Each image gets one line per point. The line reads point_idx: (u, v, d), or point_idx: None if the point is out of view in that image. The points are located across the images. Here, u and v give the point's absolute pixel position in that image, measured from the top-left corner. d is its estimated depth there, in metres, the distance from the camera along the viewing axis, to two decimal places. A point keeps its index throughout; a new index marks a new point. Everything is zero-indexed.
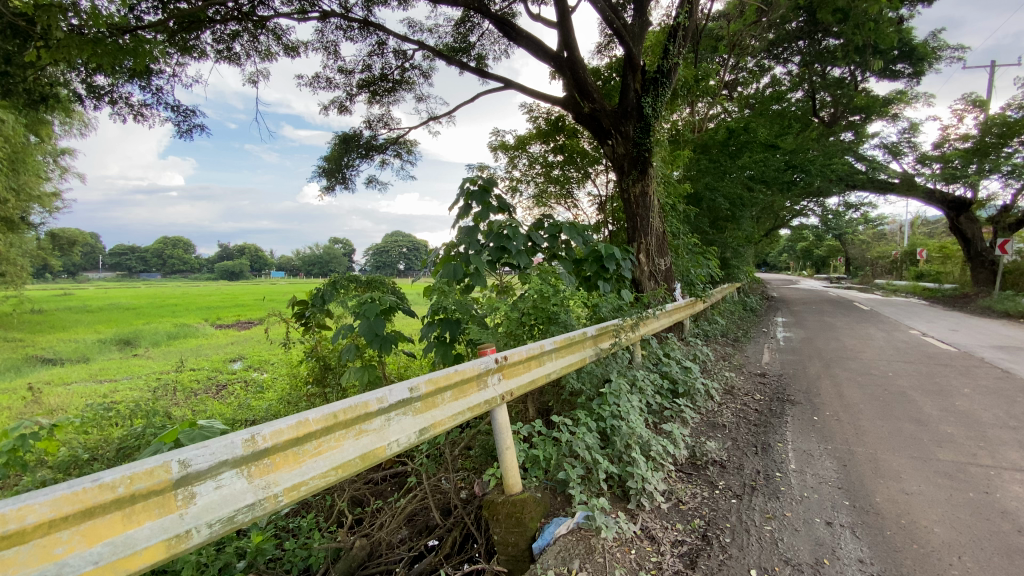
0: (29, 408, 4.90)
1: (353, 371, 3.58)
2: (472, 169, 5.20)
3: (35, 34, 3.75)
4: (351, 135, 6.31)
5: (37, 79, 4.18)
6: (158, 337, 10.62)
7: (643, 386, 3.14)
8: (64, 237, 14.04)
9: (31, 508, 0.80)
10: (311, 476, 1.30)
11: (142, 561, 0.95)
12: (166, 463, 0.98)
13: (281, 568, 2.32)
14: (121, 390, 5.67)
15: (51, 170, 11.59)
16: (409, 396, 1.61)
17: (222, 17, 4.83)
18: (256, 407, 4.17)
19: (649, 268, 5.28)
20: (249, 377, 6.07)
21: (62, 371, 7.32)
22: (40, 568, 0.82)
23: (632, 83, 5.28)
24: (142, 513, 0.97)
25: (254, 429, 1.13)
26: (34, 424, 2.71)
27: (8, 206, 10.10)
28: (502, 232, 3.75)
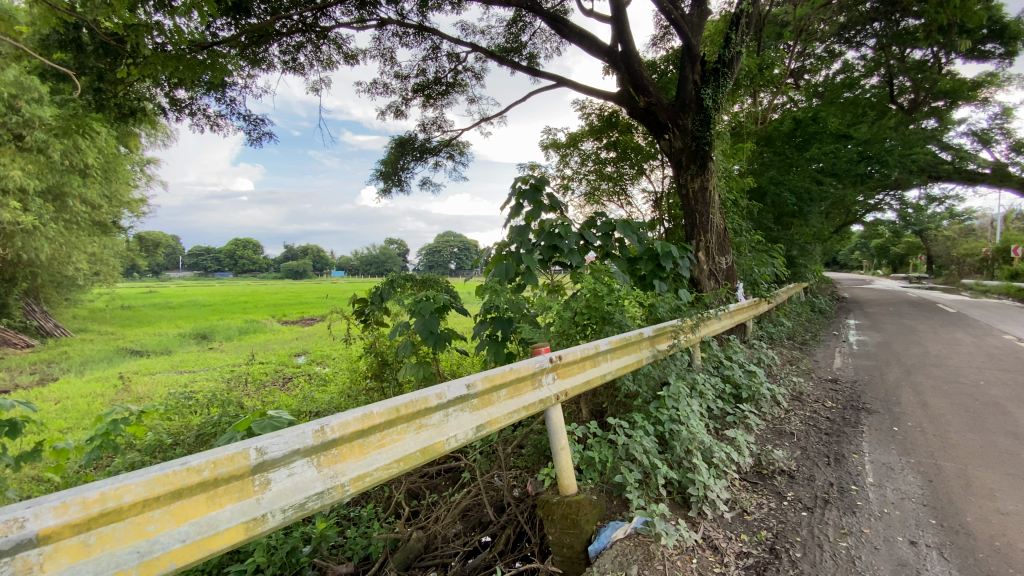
0: (121, 396, 5.39)
1: (409, 367, 3.67)
2: (523, 169, 5.20)
3: (125, 53, 4.09)
4: (406, 139, 6.47)
5: (127, 95, 4.56)
6: (231, 332, 11.39)
7: (704, 390, 3.02)
8: (150, 239, 15.38)
9: (127, 488, 0.87)
10: (375, 467, 1.34)
11: (223, 541, 1.01)
12: (245, 450, 1.03)
13: (343, 555, 2.41)
14: (198, 381, 6.11)
15: (139, 179, 12.72)
16: (466, 392, 1.63)
17: (288, 30, 5.08)
18: (320, 399, 4.37)
19: (709, 267, 5.08)
20: (311, 371, 6.36)
21: (148, 362, 7.98)
22: (133, 544, 0.89)
23: (690, 74, 5.13)
24: (223, 496, 1.02)
25: (323, 420, 1.17)
26: (124, 412, 2.95)
27: (103, 212, 11.16)
28: (553, 231, 3.69)
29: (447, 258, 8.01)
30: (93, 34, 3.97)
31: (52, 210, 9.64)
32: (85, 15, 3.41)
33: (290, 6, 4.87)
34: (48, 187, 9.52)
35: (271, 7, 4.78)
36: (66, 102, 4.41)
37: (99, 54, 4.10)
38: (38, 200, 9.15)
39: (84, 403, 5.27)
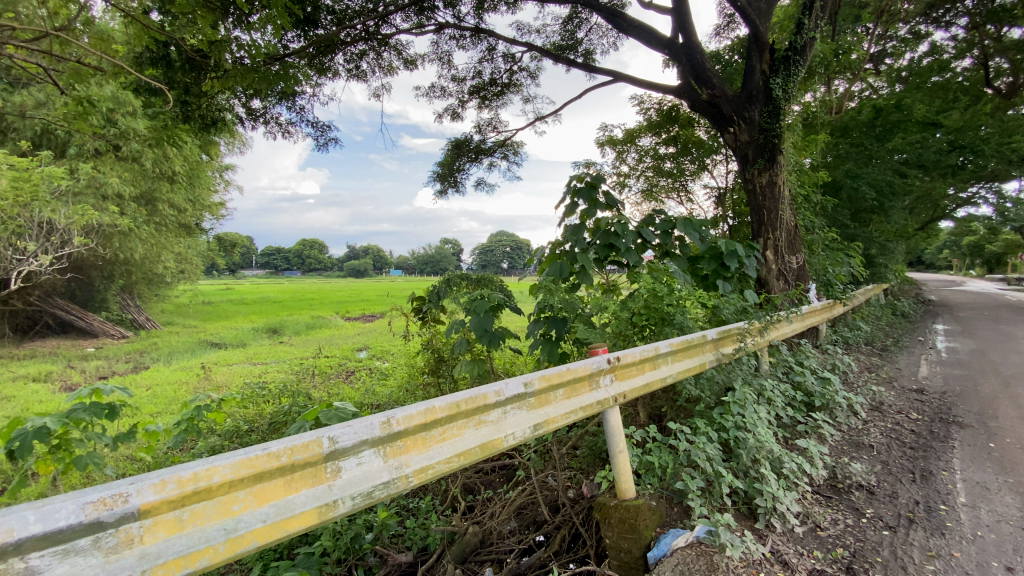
0: (203, 385, 5.84)
1: (464, 364, 3.73)
2: (579, 166, 5.15)
3: (208, 67, 4.42)
4: (462, 140, 6.56)
5: (209, 106, 4.92)
6: (299, 327, 12.07)
7: (772, 396, 2.86)
8: (228, 240, 16.59)
9: (216, 469, 0.94)
10: (437, 460, 1.37)
11: (299, 523, 1.06)
12: (319, 438, 1.08)
13: (403, 544, 2.48)
14: (270, 372, 6.52)
15: (219, 184, 13.76)
16: (524, 391, 1.63)
17: (353, 39, 5.29)
18: (380, 393, 4.54)
19: (778, 267, 4.81)
20: (372, 365, 6.62)
21: (226, 354, 8.61)
22: (221, 521, 0.96)
23: (757, 63, 4.87)
24: (299, 481, 1.08)
25: (389, 412, 1.21)
26: (205, 399, 3.19)
27: (188, 215, 12.16)
28: (610, 229, 3.61)
29: (501, 257, 8.06)
30: (181, 51, 4.31)
31: (145, 214, 10.60)
32: (175, 34, 3.71)
33: (354, 15, 5.08)
34: (141, 193, 10.50)
35: (337, 17, 5.00)
36: (157, 114, 4.81)
37: (184, 69, 4.45)
38: (133, 205, 10.08)
39: (172, 390, 5.77)
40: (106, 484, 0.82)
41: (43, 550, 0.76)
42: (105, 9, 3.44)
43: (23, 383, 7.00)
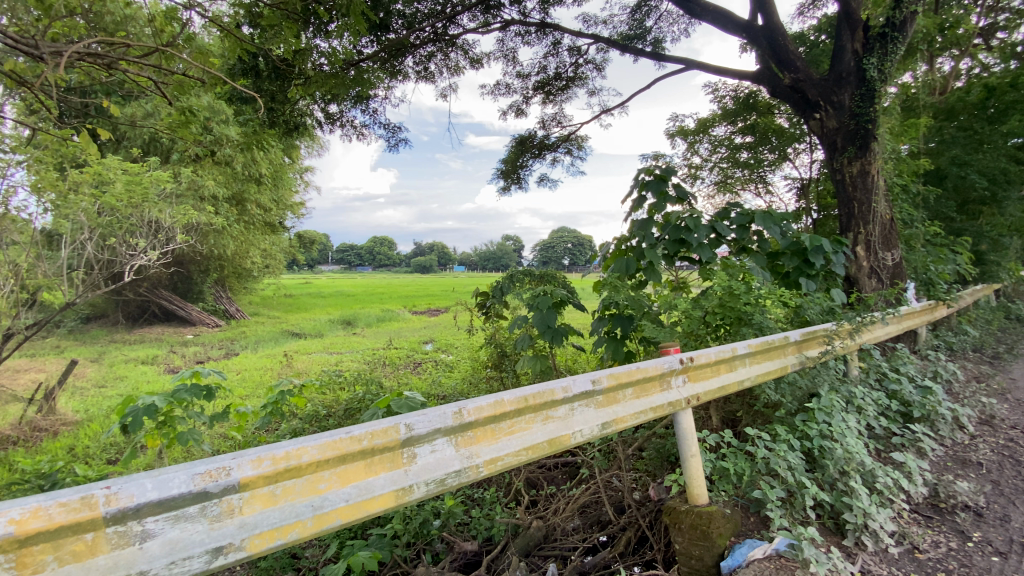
0: (286, 372, 6.29)
1: (527, 360, 3.74)
2: (647, 159, 5.00)
3: (291, 75, 4.73)
4: (526, 137, 6.54)
5: (292, 111, 5.25)
6: (370, 320, 12.68)
7: (863, 405, 2.63)
8: (308, 237, 17.73)
9: (305, 449, 1.00)
10: (506, 453, 1.38)
11: (378, 505, 1.11)
12: (397, 425, 1.13)
13: (468, 533, 2.53)
14: (344, 361, 6.91)
15: (300, 185, 14.74)
16: (593, 388, 1.61)
17: (422, 41, 5.43)
18: (446, 385, 4.66)
19: (870, 264, 4.42)
20: (438, 358, 6.83)
21: (306, 343, 9.22)
22: (309, 497, 1.03)
23: (848, 43, 4.49)
24: (378, 464, 1.13)
25: (461, 403, 1.24)
26: (288, 385, 3.42)
27: (273, 214, 13.14)
28: (680, 224, 3.47)
29: (562, 253, 8.01)
30: (269, 61, 4.65)
31: (235, 213, 11.54)
32: (264, 46, 4.00)
33: (423, 18, 5.24)
34: (233, 194, 11.46)
35: (407, 21, 5.16)
36: (247, 121, 5.22)
37: (270, 78, 4.78)
38: (226, 206, 11.02)
39: (258, 375, 6.26)
40: (211, 458, 0.89)
41: (159, 515, 0.85)
42: (204, 24, 3.75)
43: (135, 364, 7.87)
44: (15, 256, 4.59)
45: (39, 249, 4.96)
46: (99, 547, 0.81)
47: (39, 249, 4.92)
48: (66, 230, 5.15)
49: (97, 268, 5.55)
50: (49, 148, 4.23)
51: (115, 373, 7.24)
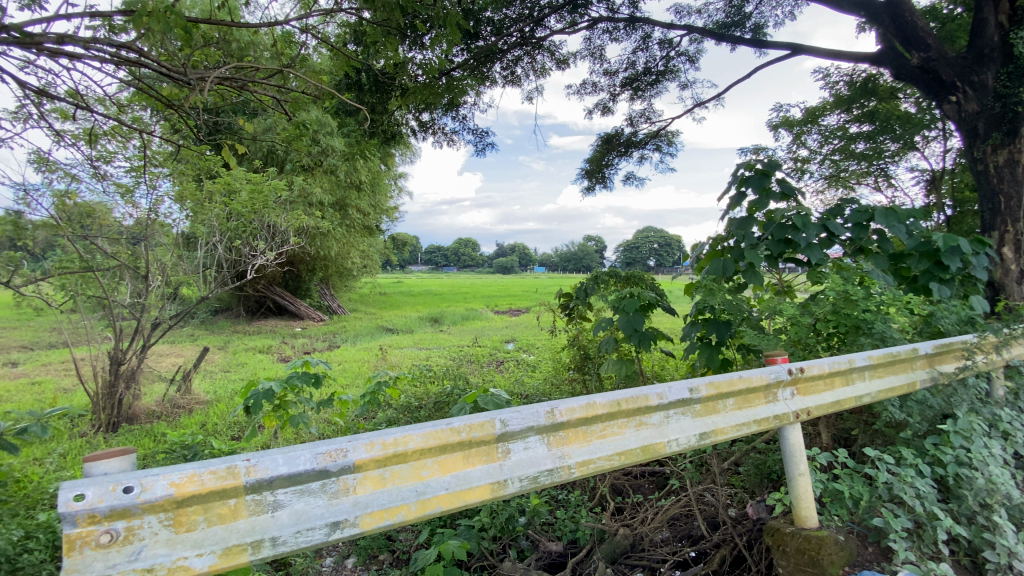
0: (380, 365, 6.72)
1: (612, 363, 3.66)
2: (746, 153, 4.69)
3: (390, 87, 5.04)
4: (612, 135, 6.34)
5: (390, 121, 5.57)
6: (456, 318, 13.13)
7: (1011, 430, 2.26)
8: (400, 239, 18.78)
9: (410, 437, 1.07)
10: (599, 456, 1.36)
11: (476, 496, 1.16)
12: (492, 420, 1.17)
13: (553, 533, 2.53)
14: (432, 357, 7.23)
15: (395, 190, 15.68)
16: (690, 396, 1.55)
17: (510, 45, 5.47)
18: (529, 384, 4.71)
19: (1021, 267, 3.78)
20: (519, 357, 6.93)
21: (398, 339, 9.77)
22: (412, 483, 1.09)
23: (992, 16, 3.94)
24: (475, 457, 1.18)
25: (553, 403, 1.25)
26: (384, 376, 3.65)
27: (370, 217, 14.09)
28: (786, 223, 3.15)
29: (648, 254, 7.74)
30: (371, 76, 4.99)
31: (338, 217, 12.52)
32: (367, 61, 4.30)
33: (512, 23, 5.33)
34: (337, 200, 12.46)
35: (496, 27, 5.27)
36: (351, 132, 5.64)
37: (371, 90, 5.11)
38: (330, 211, 11.99)
39: (356, 367, 6.76)
40: (330, 439, 0.99)
41: (287, 488, 0.97)
42: (315, 45, 4.12)
43: (253, 353, 8.83)
44: (163, 255, 5.36)
45: (181, 250, 5.73)
46: (240, 512, 0.94)
47: (180, 250, 5.69)
48: (201, 234, 5.90)
49: (225, 267, 6.30)
50: (190, 162, 4.87)
51: (237, 360, 8.17)
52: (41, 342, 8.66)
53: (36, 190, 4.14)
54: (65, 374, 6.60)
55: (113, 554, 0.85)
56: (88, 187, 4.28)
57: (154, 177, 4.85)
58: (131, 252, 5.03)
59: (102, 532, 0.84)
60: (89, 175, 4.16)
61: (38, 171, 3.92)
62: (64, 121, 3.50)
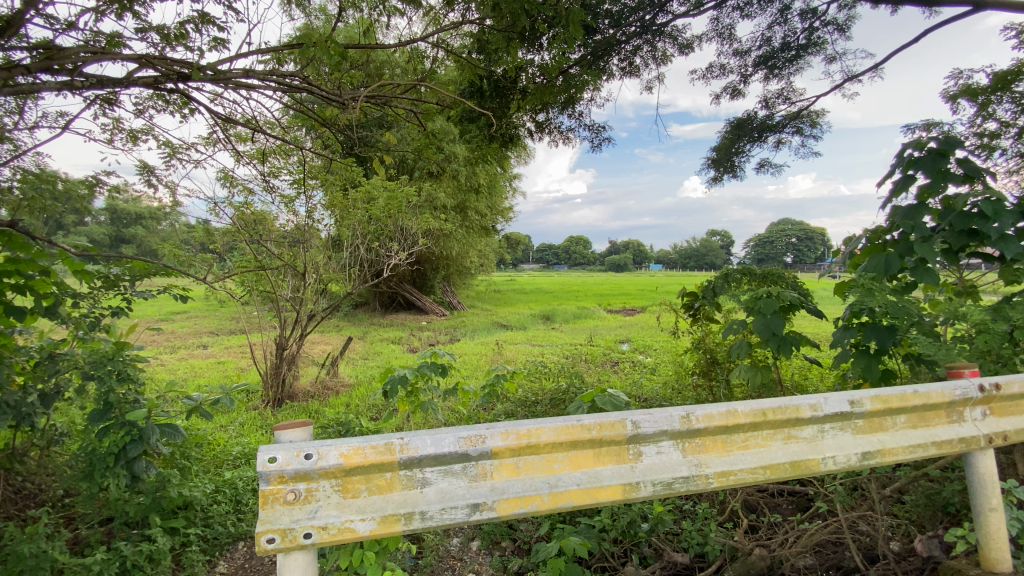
0: (497, 359, 6.98)
1: (744, 370, 3.37)
2: (913, 129, 4.00)
3: (511, 90, 5.17)
4: (744, 120, 5.65)
5: (508, 125, 5.71)
6: (569, 316, 13.14)
7: None
8: (515, 238, 19.31)
9: (544, 430, 1.16)
10: (740, 468, 1.33)
11: (608, 495, 1.20)
12: (624, 420, 1.21)
13: (679, 544, 2.41)
14: (546, 354, 7.33)
15: (509, 191, 16.18)
16: (850, 409, 1.42)
17: (629, 35, 5.24)
18: (648, 387, 4.54)
19: None
20: (636, 358, 6.71)
21: (512, 334, 10.06)
22: (545, 475, 1.17)
23: None
24: (606, 456, 1.23)
25: (689, 408, 1.27)
26: (502, 370, 3.78)
27: (486, 217, 14.70)
28: (972, 210, 2.60)
29: (781, 250, 6.81)
30: (491, 82, 5.13)
31: (459, 219, 13.26)
32: (490, 66, 4.45)
33: (631, 11, 5.11)
34: (458, 203, 13.20)
35: (614, 19, 5.09)
36: (473, 138, 5.88)
37: (492, 96, 5.24)
38: (451, 213, 12.72)
39: (476, 360, 7.09)
40: (471, 426, 1.11)
41: (434, 467, 1.10)
42: (442, 57, 4.39)
43: (386, 343, 9.73)
44: (316, 256, 6.13)
45: (330, 251, 6.50)
46: (395, 485, 1.09)
47: (329, 251, 6.45)
48: (345, 237, 6.64)
49: (364, 267, 7.01)
50: (336, 174, 5.50)
51: (373, 349, 9.07)
52: (224, 329, 10.42)
53: (223, 203, 5.02)
54: (242, 356, 7.87)
55: (296, 510, 1.03)
56: (260, 199, 5.05)
57: (309, 188, 5.55)
58: (292, 253, 5.83)
59: (288, 491, 1.03)
60: (262, 188, 4.92)
61: (224, 186, 4.73)
62: (243, 143, 4.16)
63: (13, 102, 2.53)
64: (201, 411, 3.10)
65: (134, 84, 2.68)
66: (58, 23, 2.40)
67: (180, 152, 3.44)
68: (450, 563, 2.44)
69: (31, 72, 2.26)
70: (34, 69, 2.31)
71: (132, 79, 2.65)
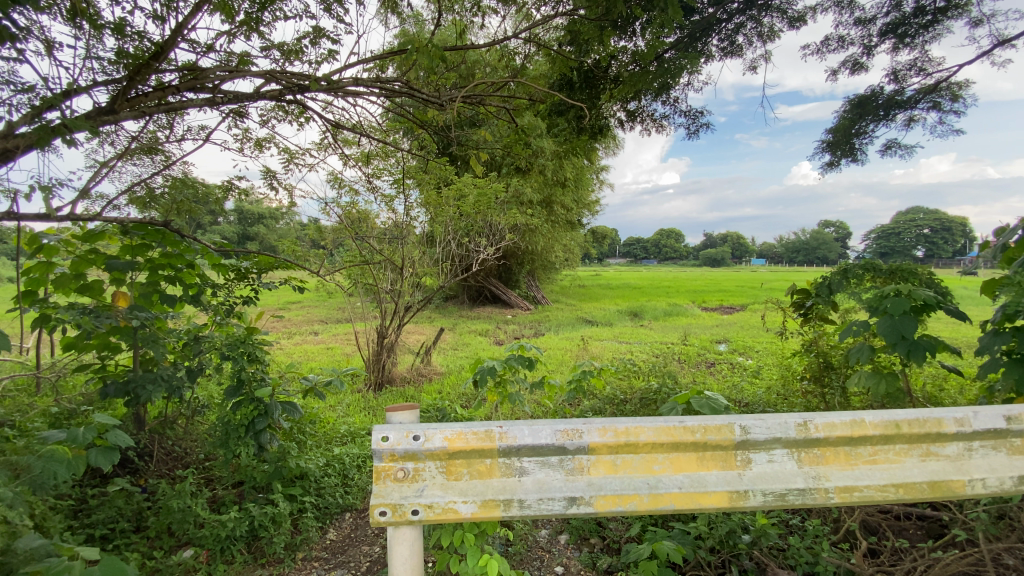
0: (583, 354, 6.94)
1: (865, 377, 3.02)
2: None
3: (603, 79, 5.08)
4: (867, 97, 4.99)
5: (598, 116, 5.56)
6: (659, 313, 12.65)
7: None
8: (601, 231, 19.06)
9: (644, 429, 1.20)
10: (866, 484, 1.27)
11: (713, 501, 1.21)
12: (731, 424, 1.23)
13: (786, 560, 2.23)
14: (635, 351, 7.14)
15: (596, 184, 15.99)
16: (1005, 426, 1.30)
17: (731, 11, 4.77)
18: (750, 392, 4.24)
19: None
20: (735, 360, 6.29)
21: (599, 330, 9.92)
22: (644, 475, 1.21)
23: None
24: (710, 461, 1.24)
25: (807, 416, 1.24)
26: (589, 366, 3.75)
27: (573, 211, 14.65)
28: None
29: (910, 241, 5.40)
30: (583, 73, 5.09)
31: (545, 213, 13.36)
32: (582, 56, 4.39)
33: None
34: (545, 197, 13.28)
35: None
36: (561, 131, 5.86)
37: (582, 88, 5.22)
38: (538, 207, 12.82)
39: (562, 355, 7.10)
40: (568, 420, 1.18)
41: (532, 457, 1.18)
42: (532, 52, 4.42)
43: (475, 335, 10.04)
44: (412, 251, 6.48)
45: (425, 246, 6.84)
46: (494, 471, 1.17)
47: (424, 246, 6.79)
48: (438, 233, 6.93)
49: (456, 261, 7.28)
50: (431, 173, 5.77)
51: (462, 340, 9.41)
52: (332, 318, 11.40)
53: (332, 203, 5.47)
54: (347, 343, 8.55)
55: (405, 488, 1.14)
56: (364, 198, 5.43)
57: (407, 187, 5.88)
58: (391, 248, 6.20)
59: (398, 469, 1.16)
60: (366, 188, 5.29)
61: (333, 188, 5.16)
62: (350, 146, 4.50)
63: (166, 119, 2.95)
64: (315, 391, 3.44)
65: (262, 97, 3.00)
66: (200, 46, 2.75)
67: (297, 157, 3.81)
68: (539, 554, 2.46)
69: (179, 92, 2.62)
70: (182, 88, 2.67)
71: (260, 92, 2.97)
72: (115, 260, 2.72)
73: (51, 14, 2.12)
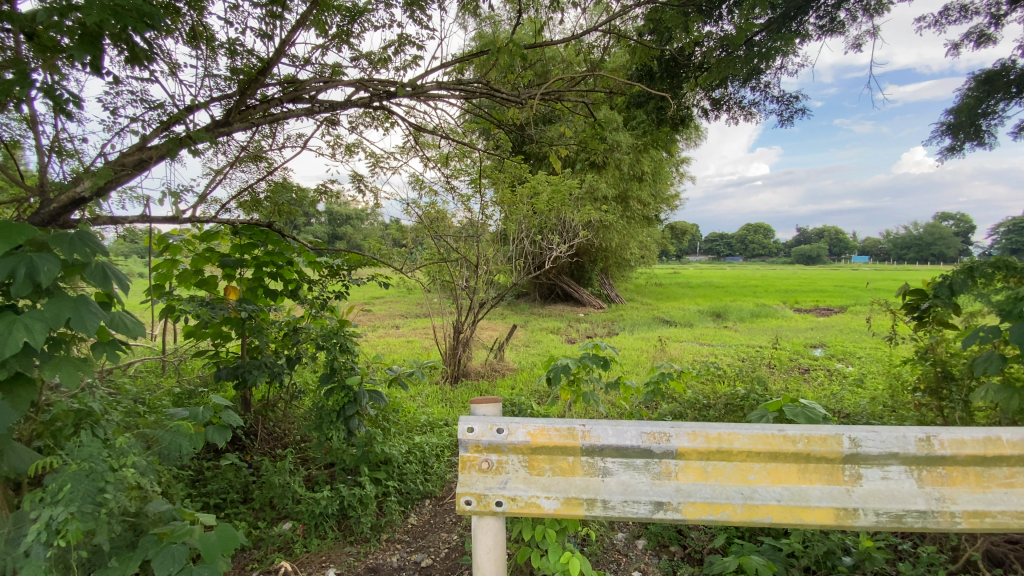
0: (661, 355, 6.70)
1: (993, 390, 2.64)
2: None
3: (686, 68, 4.88)
4: (997, 71, 4.30)
5: (679, 107, 5.29)
6: (745, 314, 11.90)
7: None
8: (681, 227, 18.33)
9: (739, 436, 1.15)
10: (1001, 510, 1.13)
11: (816, 516, 1.13)
12: (838, 436, 1.14)
13: None
14: (717, 353, 6.78)
15: (675, 178, 15.39)
16: None
17: None
18: (851, 402, 3.87)
19: None
20: (833, 367, 5.77)
21: (677, 331, 9.52)
22: (738, 484, 1.15)
23: None
24: (813, 474, 1.16)
25: (929, 430, 1.13)
26: (668, 368, 3.61)
27: (650, 206, 14.20)
28: None
29: None
30: (663, 62, 4.88)
31: (621, 209, 13.10)
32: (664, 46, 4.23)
33: None
34: (621, 193, 13.01)
35: None
36: (639, 125, 5.69)
37: (662, 77, 5.04)
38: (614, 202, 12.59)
39: (637, 355, 6.91)
40: (654, 422, 1.15)
41: (616, 458, 1.16)
42: (611, 44, 4.32)
43: (548, 333, 10.05)
44: (487, 248, 6.60)
45: (500, 244, 6.94)
46: (576, 469, 1.17)
47: (498, 244, 6.89)
48: (513, 231, 7.00)
49: (529, 259, 7.32)
50: (507, 172, 5.85)
51: (535, 338, 9.45)
52: (411, 313, 11.91)
53: (413, 203, 5.72)
54: (425, 337, 8.90)
55: (489, 479, 1.18)
56: (442, 198, 5.61)
57: (483, 186, 6.00)
58: (467, 246, 6.35)
59: (482, 460, 1.20)
60: (444, 188, 5.47)
61: (415, 188, 5.38)
62: (430, 149, 4.67)
63: (269, 129, 3.23)
64: (398, 382, 3.62)
65: (353, 104, 3.20)
66: (299, 61, 2.98)
67: (383, 161, 4.02)
68: (615, 557, 2.41)
69: (282, 103, 2.87)
70: (285, 100, 2.91)
71: (351, 100, 3.16)
72: (226, 257, 3.08)
73: (175, 39, 2.40)
